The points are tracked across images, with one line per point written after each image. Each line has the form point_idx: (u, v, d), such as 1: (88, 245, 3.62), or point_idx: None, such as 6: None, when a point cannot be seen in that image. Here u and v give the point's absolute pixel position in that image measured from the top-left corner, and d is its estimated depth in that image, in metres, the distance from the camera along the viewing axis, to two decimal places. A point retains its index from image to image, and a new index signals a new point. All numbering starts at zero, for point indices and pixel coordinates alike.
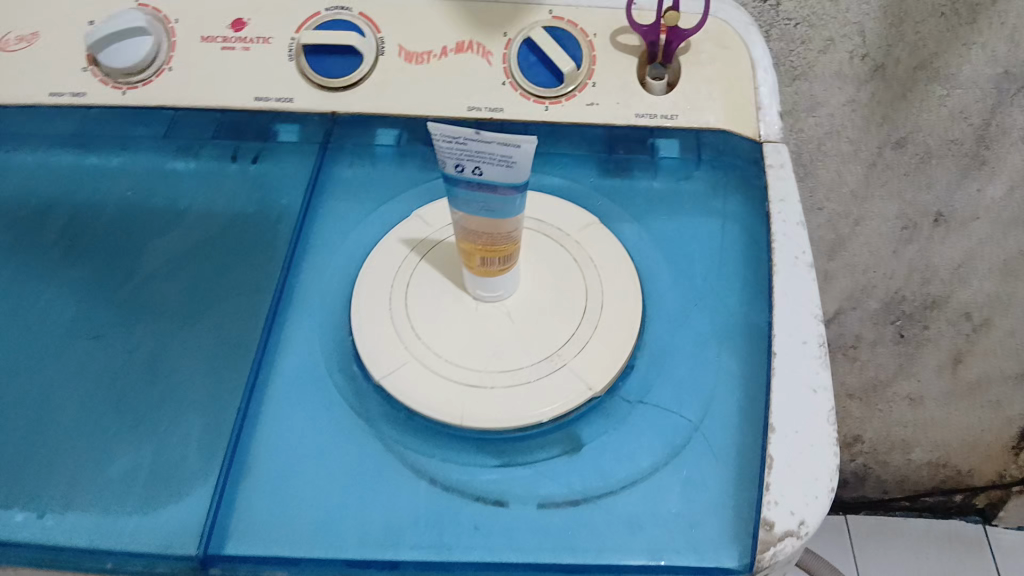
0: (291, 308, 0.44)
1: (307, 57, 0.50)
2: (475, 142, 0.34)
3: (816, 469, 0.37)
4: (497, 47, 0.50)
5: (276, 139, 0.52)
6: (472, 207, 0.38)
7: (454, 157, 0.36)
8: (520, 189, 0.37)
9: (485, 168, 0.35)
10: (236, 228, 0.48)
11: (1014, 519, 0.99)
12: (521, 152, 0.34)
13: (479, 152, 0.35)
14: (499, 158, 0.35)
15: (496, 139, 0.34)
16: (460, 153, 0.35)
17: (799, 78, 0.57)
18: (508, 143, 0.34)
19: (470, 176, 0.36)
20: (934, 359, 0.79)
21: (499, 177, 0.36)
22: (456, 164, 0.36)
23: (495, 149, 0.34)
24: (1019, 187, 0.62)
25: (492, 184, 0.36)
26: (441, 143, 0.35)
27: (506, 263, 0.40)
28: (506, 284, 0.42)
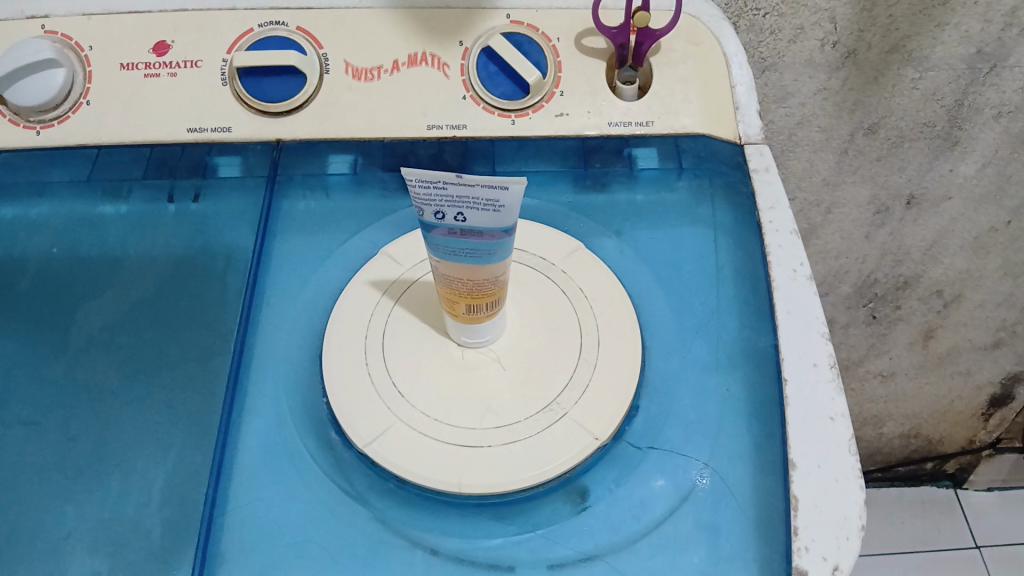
0: (253, 370, 0.40)
1: (244, 80, 0.46)
2: (455, 186, 0.31)
3: (844, 506, 0.35)
4: (454, 57, 0.46)
5: (215, 175, 0.47)
6: (455, 254, 0.34)
7: (434, 204, 0.32)
8: (509, 231, 0.33)
9: (469, 214, 0.32)
10: (179, 280, 0.44)
11: (983, 480, 1.01)
12: (510, 193, 0.31)
13: (462, 197, 0.31)
14: (485, 203, 0.31)
15: (481, 183, 0.31)
16: (441, 197, 0.32)
17: (769, 68, 0.55)
18: (494, 187, 0.31)
19: (452, 222, 0.33)
20: (906, 336, 0.79)
21: (484, 221, 0.32)
22: (436, 211, 0.32)
23: (479, 193, 0.31)
24: (992, 164, 0.61)
25: (476, 229, 0.33)
26: (417, 187, 0.31)
27: (492, 308, 0.37)
28: (492, 329, 0.38)
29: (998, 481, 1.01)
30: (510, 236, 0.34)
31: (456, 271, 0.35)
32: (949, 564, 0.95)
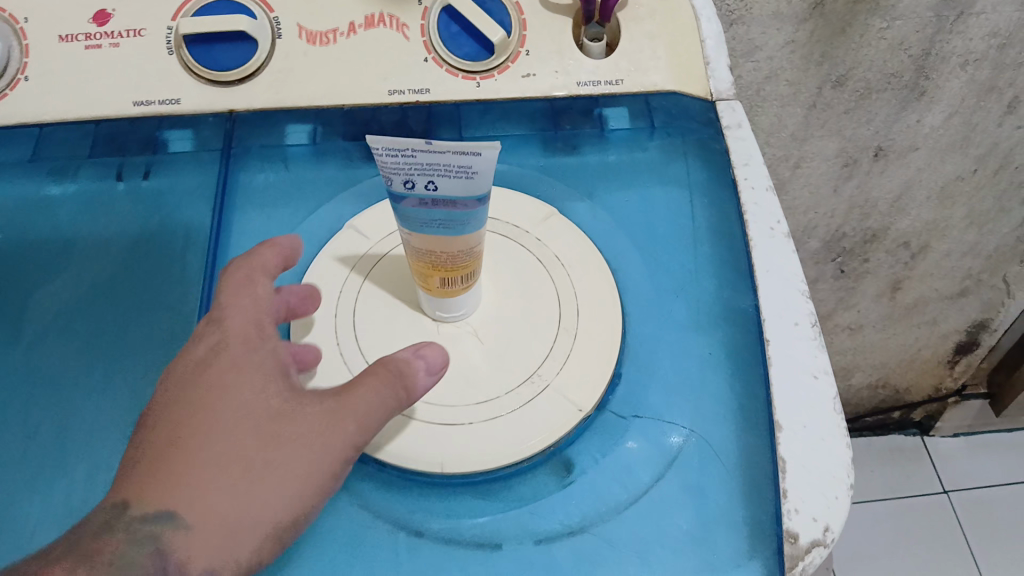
0: None
1: (193, 48, 0.43)
2: (425, 154, 0.29)
3: (831, 465, 0.35)
4: (412, 17, 0.44)
5: (166, 150, 0.44)
6: (427, 224, 0.33)
7: (403, 173, 0.30)
8: (482, 199, 0.32)
9: (441, 182, 0.30)
10: (136, 261, 0.41)
11: (949, 427, 1.02)
12: (484, 157, 0.29)
13: (432, 165, 0.30)
14: (457, 169, 0.30)
15: (452, 149, 0.29)
16: (410, 165, 0.30)
17: (736, 22, 0.54)
18: (467, 153, 0.29)
19: (424, 190, 0.31)
20: (873, 289, 0.79)
21: (457, 190, 0.31)
22: (405, 180, 0.31)
23: (450, 160, 0.29)
24: (957, 113, 0.60)
25: (450, 199, 0.31)
26: (385, 155, 0.30)
27: (467, 282, 0.36)
28: (468, 303, 0.37)
29: (963, 427, 1.02)
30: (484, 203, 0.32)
31: (429, 243, 0.34)
32: (919, 511, 0.98)
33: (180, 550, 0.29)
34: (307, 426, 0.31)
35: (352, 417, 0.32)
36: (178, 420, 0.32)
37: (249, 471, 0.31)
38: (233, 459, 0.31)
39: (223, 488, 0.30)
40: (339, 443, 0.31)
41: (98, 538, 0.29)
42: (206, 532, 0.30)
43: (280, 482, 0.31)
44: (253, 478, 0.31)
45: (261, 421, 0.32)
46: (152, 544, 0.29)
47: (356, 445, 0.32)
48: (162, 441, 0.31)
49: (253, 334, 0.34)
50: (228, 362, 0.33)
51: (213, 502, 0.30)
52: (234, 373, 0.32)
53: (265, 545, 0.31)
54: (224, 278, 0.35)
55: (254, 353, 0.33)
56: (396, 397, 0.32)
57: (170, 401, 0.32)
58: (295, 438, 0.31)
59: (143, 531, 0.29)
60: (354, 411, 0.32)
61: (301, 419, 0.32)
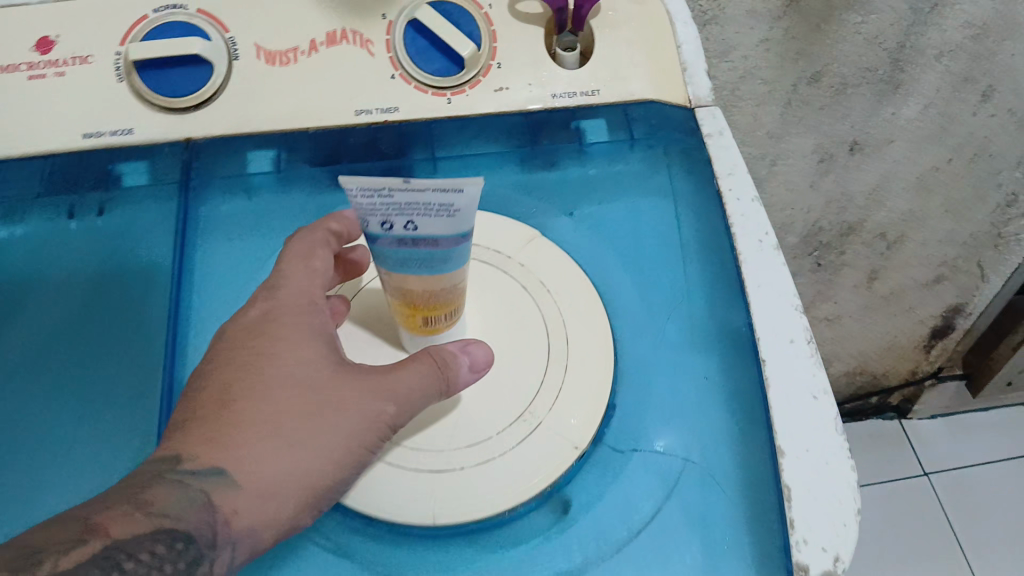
0: None
1: (143, 73, 0.40)
2: (402, 194, 0.27)
3: (837, 491, 0.33)
4: (377, 33, 0.42)
5: (120, 185, 0.42)
6: (406, 264, 0.31)
7: (380, 214, 0.28)
8: (465, 235, 0.30)
9: (420, 222, 0.28)
10: (93, 307, 0.39)
11: (928, 409, 1.02)
12: (466, 194, 0.28)
13: (411, 205, 0.28)
14: (438, 209, 0.28)
15: (432, 187, 0.27)
16: (386, 205, 0.28)
17: (710, 22, 0.52)
18: (447, 191, 0.27)
19: (402, 230, 0.29)
20: (851, 281, 0.79)
21: (438, 229, 0.29)
22: (383, 221, 0.29)
23: (430, 200, 0.27)
24: (933, 104, 0.60)
25: (431, 238, 0.29)
26: (359, 195, 0.28)
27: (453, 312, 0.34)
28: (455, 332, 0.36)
29: (941, 409, 1.02)
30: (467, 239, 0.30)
31: (412, 283, 0.32)
32: (903, 495, 0.98)
33: (226, 508, 0.29)
34: (352, 405, 0.32)
35: (397, 395, 0.32)
36: (227, 379, 0.32)
37: (308, 439, 0.31)
38: (276, 422, 0.31)
39: (277, 457, 0.30)
40: (379, 420, 0.32)
41: (149, 488, 0.28)
42: (247, 495, 0.30)
43: (319, 453, 0.31)
44: (300, 446, 0.31)
45: (306, 391, 0.32)
46: (203, 497, 0.29)
47: (396, 424, 0.33)
48: (215, 403, 0.31)
49: (306, 305, 0.34)
50: (280, 330, 0.33)
51: (257, 461, 0.30)
52: (285, 343, 0.33)
53: (301, 511, 0.31)
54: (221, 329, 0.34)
55: (307, 324, 0.34)
56: (438, 387, 0.33)
57: (221, 363, 0.33)
58: (342, 417, 0.31)
59: (193, 485, 0.29)
60: (399, 391, 0.32)
61: (345, 392, 0.32)
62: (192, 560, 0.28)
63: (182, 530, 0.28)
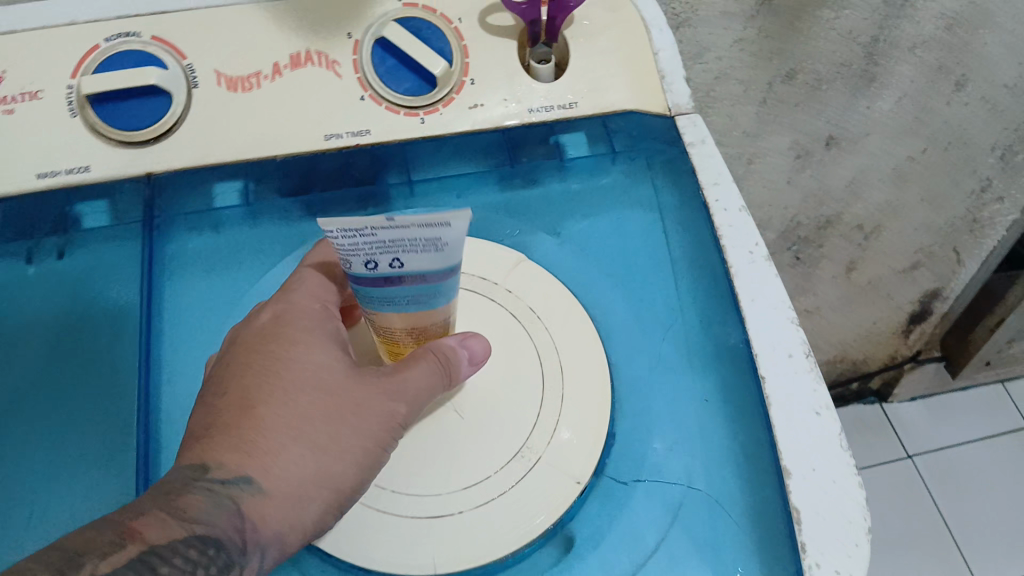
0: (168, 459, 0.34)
1: (98, 107, 0.38)
2: (387, 234, 0.26)
3: (847, 510, 0.32)
4: (343, 53, 0.40)
5: (81, 226, 0.40)
6: (394, 299, 0.29)
7: (364, 254, 0.27)
8: (453, 265, 0.29)
9: (407, 258, 0.27)
10: (60, 357, 0.37)
11: (908, 392, 1.02)
12: (452, 227, 0.26)
13: (397, 243, 0.26)
14: (425, 244, 0.26)
15: (417, 224, 0.25)
16: (370, 246, 0.26)
17: (683, 24, 0.51)
18: (434, 226, 0.26)
19: (388, 268, 0.27)
20: (830, 273, 0.79)
21: (425, 264, 0.28)
22: (367, 261, 0.27)
23: (416, 236, 0.26)
24: (908, 95, 0.59)
25: (419, 273, 0.28)
26: (340, 238, 0.26)
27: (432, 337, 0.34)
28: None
29: (920, 391, 1.03)
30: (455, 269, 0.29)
31: (404, 321, 0.31)
32: (887, 481, 0.99)
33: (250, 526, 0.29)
34: (368, 407, 0.32)
35: (411, 393, 0.32)
36: (236, 399, 0.31)
37: (330, 446, 0.31)
38: (298, 427, 0.31)
39: (303, 464, 0.31)
40: (395, 420, 0.32)
41: (181, 497, 0.28)
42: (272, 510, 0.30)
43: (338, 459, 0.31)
44: (325, 448, 0.31)
45: (325, 394, 0.32)
46: (232, 504, 0.29)
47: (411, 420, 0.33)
48: (235, 411, 0.31)
49: (318, 310, 0.34)
50: (294, 333, 0.33)
51: (282, 467, 0.30)
52: (299, 347, 0.32)
53: (324, 514, 0.31)
54: (213, 380, 0.32)
55: (318, 326, 0.34)
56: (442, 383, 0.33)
57: (217, 400, 0.31)
58: (358, 418, 0.32)
59: (222, 493, 0.29)
60: (411, 390, 0.32)
61: (362, 393, 0.32)
62: (225, 565, 0.27)
63: (213, 536, 0.28)
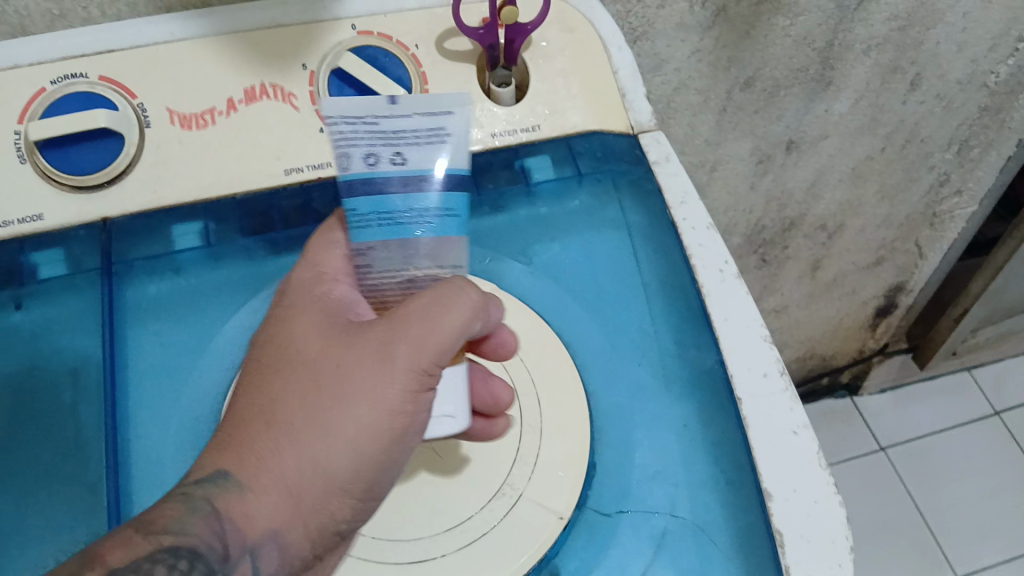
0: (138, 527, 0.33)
1: (48, 153, 0.37)
2: (391, 117, 0.30)
3: (830, 528, 0.33)
4: (299, 85, 0.40)
5: (36, 278, 0.38)
6: (395, 212, 0.31)
7: (364, 147, 0.30)
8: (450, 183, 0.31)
9: (407, 152, 0.30)
10: (19, 428, 0.35)
11: (876, 383, 1.04)
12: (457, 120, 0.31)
13: (398, 131, 0.30)
14: (423, 134, 0.30)
15: (427, 108, 0.30)
16: (374, 133, 0.30)
17: (640, 38, 0.50)
18: (436, 113, 0.31)
19: (387, 169, 0.30)
20: (796, 272, 0.79)
21: (424, 163, 0.31)
22: (367, 156, 0.30)
23: (418, 123, 0.30)
24: (864, 97, 0.60)
25: (417, 177, 0.31)
26: (341, 125, 0.30)
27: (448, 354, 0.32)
28: (447, 396, 0.32)
29: (890, 382, 1.04)
30: (453, 191, 0.31)
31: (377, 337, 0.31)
32: (860, 472, 1.00)
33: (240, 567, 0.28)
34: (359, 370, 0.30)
35: (410, 335, 0.30)
36: None
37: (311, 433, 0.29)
38: (283, 428, 0.29)
39: (283, 461, 0.29)
40: (398, 369, 0.29)
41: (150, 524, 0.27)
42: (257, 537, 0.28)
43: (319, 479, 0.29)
44: (300, 437, 0.29)
45: (305, 368, 0.30)
46: (208, 506, 0.27)
47: (422, 367, 0.30)
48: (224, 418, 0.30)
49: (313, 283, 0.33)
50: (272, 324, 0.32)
51: (280, 466, 0.29)
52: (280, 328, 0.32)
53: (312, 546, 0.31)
54: None
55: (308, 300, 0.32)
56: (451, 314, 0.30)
57: None
58: (351, 382, 0.30)
59: (195, 495, 0.27)
60: (414, 330, 0.30)
61: (351, 353, 0.30)
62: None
63: (188, 545, 0.26)
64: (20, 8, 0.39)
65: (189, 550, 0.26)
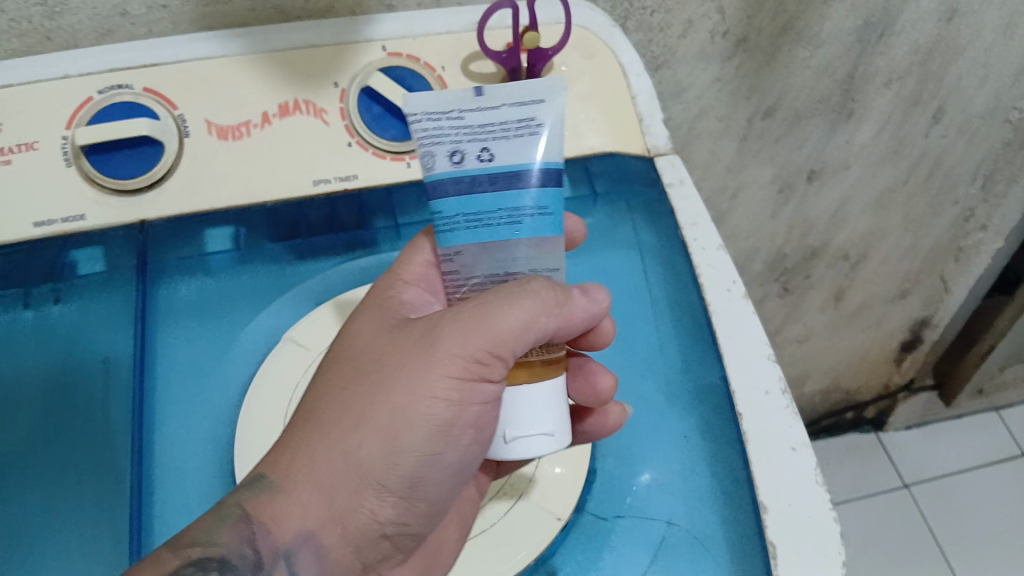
0: (159, 515, 0.35)
1: (93, 157, 0.40)
2: (477, 112, 0.32)
3: (824, 542, 0.33)
4: (330, 102, 0.42)
5: (76, 274, 0.40)
6: (484, 211, 0.32)
7: (452, 144, 0.32)
8: (540, 176, 0.32)
9: (494, 146, 0.32)
10: (52, 416, 0.37)
11: (902, 419, 1.03)
12: (547, 107, 0.32)
13: (484, 125, 0.32)
14: (511, 127, 0.32)
15: (513, 95, 0.32)
16: (460, 130, 0.32)
17: (661, 66, 0.52)
18: (522, 106, 0.32)
19: (474, 165, 0.32)
20: (819, 301, 0.80)
21: (512, 155, 0.32)
22: (455, 152, 0.32)
23: (505, 116, 0.32)
24: (886, 128, 0.60)
25: (505, 171, 0.32)
26: (428, 121, 0.32)
27: (551, 369, 0.33)
28: (549, 412, 0.32)
29: (914, 419, 1.03)
30: (545, 184, 0.32)
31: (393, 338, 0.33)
32: (883, 507, 0.98)
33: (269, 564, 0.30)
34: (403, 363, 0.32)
35: (462, 322, 0.31)
36: None
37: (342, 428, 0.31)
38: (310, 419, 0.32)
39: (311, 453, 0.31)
40: (440, 353, 0.31)
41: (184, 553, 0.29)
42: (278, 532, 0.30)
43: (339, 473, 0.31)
44: (336, 438, 0.31)
45: (360, 364, 0.33)
46: (238, 512, 0.30)
47: (474, 355, 0.31)
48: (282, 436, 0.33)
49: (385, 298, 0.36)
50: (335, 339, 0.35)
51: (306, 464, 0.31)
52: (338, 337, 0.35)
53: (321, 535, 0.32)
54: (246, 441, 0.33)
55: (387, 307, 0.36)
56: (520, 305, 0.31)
57: None
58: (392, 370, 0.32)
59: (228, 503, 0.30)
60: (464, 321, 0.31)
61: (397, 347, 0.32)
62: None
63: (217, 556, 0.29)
64: (74, 24, 0.42)
65: (218, 561, 0.29)
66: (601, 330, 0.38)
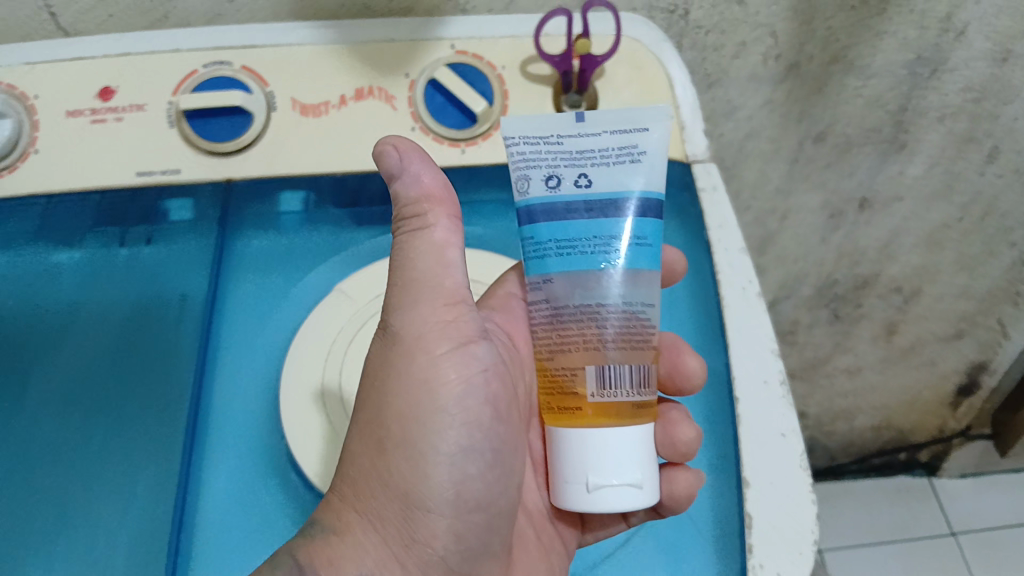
0: (211, 428, 0.42)
1: (193, 121, 0.45)
2: (575, 141, 0.38)
3: (797, 524, 0.37)
4: (400, 90, 0.47)
5: (167, 220, 0.46)
6: (579, 240, 0.37)
7: (550, 167, 0.38)
8: (631, 203, 0.38)
9: (589, 171, 0.37)
10: (134, 333, 0.44)
11: (956, 467, 1.01)
12: (644, 137, 0.38)
13: (580, 151, 0.38)
14: (605, 155, 0.37)
15: (611, 126, 0.38)
16: (557, 156, 0.38)
17: (715, 84, 0.55)
18: (616, 137, 0.38)
19: (569, 190, 0.37)
20: (870, 332, 0.80)
21: (607, 182, 0.37)
22: (553, 176, 0.38)
23: (600, 146, 0.38)
24: (939, 163, 0.62)
25: (599, 196, 0.37)
26: (525, 145, 0.38)
27: (640, 416, 0.36)
28: (636, 465, 0.35)
29: (970, 468, 1.01)
30: (641, 213, 0.38)
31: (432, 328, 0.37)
32: (926, 552, 0.98)
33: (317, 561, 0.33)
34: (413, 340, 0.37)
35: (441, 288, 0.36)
36: None
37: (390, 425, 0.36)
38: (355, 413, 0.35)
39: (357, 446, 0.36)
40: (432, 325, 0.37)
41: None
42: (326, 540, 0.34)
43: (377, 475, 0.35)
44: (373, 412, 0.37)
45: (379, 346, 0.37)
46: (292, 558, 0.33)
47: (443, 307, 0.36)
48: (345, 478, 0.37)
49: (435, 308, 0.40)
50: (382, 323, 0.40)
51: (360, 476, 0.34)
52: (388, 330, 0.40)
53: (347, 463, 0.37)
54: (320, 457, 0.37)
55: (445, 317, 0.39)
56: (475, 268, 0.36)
57: None
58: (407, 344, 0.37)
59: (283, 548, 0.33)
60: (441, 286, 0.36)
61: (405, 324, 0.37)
62: None
63: None
64: (190, 6, 0.48)
65: None
66: (689, 369, 0.41)
